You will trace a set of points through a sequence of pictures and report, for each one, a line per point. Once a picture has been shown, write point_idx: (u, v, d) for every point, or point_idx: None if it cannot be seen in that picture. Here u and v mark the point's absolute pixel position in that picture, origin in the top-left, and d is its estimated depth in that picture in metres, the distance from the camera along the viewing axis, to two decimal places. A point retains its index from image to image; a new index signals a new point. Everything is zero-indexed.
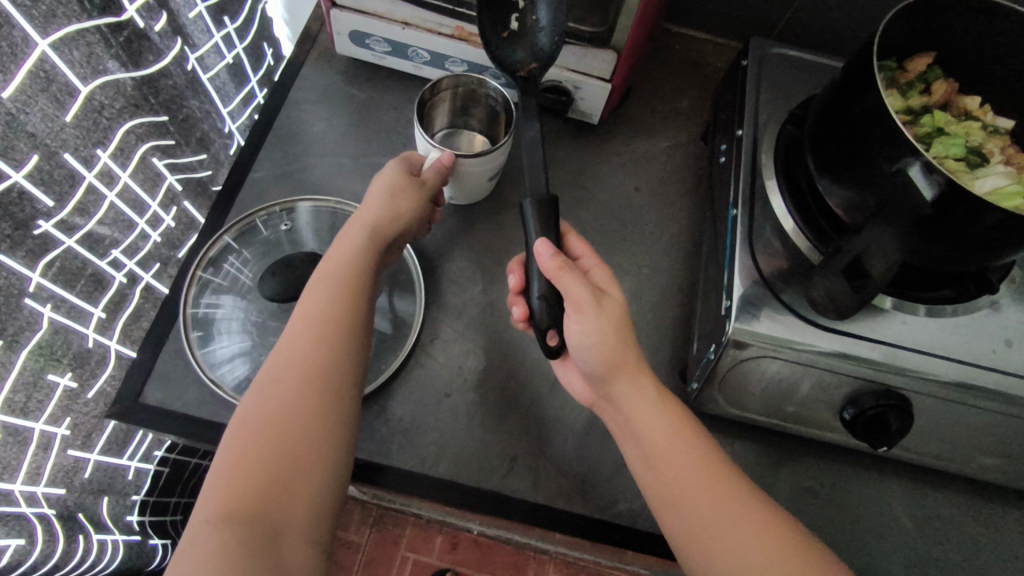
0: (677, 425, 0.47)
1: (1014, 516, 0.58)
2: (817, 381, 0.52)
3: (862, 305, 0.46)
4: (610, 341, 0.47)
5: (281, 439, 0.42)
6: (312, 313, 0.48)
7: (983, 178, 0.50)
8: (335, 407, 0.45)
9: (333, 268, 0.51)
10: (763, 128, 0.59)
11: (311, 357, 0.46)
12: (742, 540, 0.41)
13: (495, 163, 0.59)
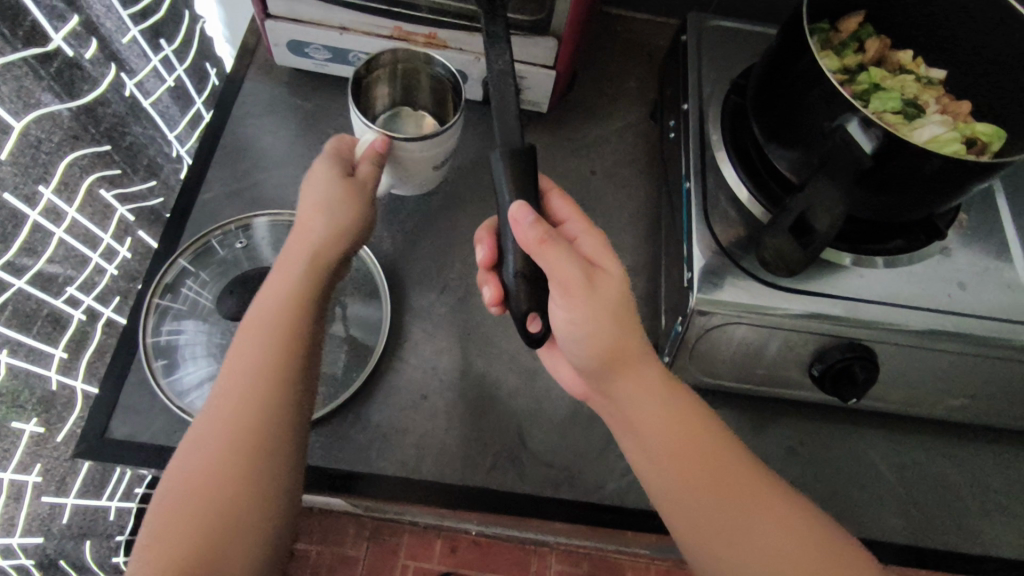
0: (688, 425, 0.45)
1: (984, 452, 0.60)
2: (784, 342, 0.53)
3: (812, 261, 0.47)
4: (607, 335, 0.43)
5: (212, 500, 0.40)
6: (247, 351, 0.45)
7: (921, 128, 0.52)
8: (271, 461, 0.42)
9: (274, 293, 0.47)
10: (708, 100, 0.60)
11: (249, 401, 0.43)
12: (760, 543, 0.41)
13: (436, 146, 0.55)
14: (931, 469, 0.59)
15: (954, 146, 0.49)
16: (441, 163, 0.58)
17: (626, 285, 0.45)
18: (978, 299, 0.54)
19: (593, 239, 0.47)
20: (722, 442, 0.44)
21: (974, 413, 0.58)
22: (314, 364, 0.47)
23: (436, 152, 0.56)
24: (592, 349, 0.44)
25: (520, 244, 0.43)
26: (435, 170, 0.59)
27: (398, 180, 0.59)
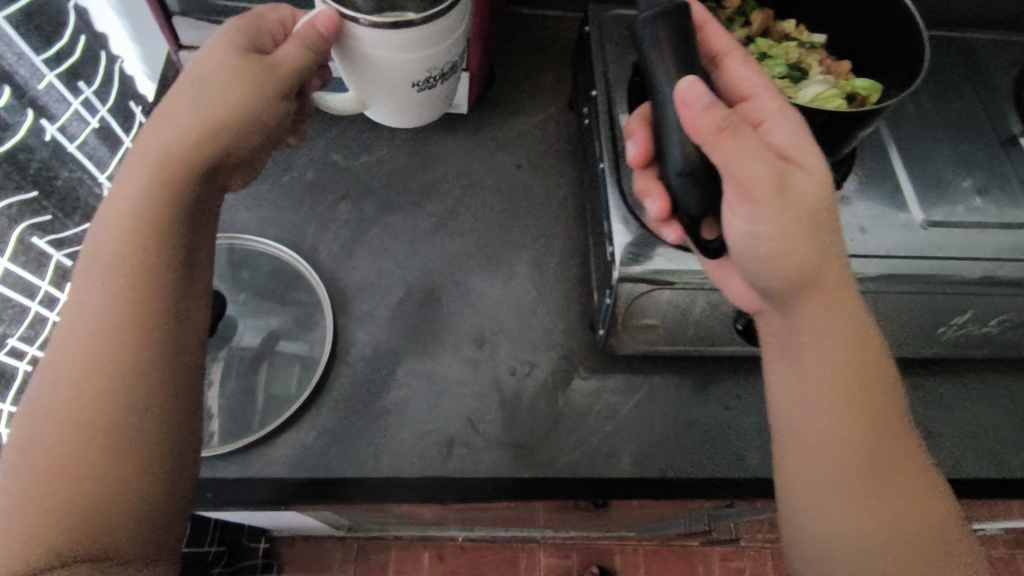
0: (858, 371, 0.41)
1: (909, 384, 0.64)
2: (707, 302, 0.56)
3: (695, 212, 0.51)
4: (808, 245, 0.41)
5: (65, 471, 0.35)
6: (91, 301, 0.38)
7: (805, 89, 0.56)
8: (133, 422, 0.37)
9: (113, 224, 0.39)
10: (614, 84, 0.63)
11: (92, 358, 0.37)
12: (897, 501, 0.40)
13: (398, 43, 0.45)
14: None
15: (835, 103, 0.54)
16: (421, 79, 0.51)
17: (829, 181, 0.42)
18: (879, 241, 0.58)
19: (773, 103, 0.45)
20: (875, 379, 0.41)
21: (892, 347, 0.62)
22: (192, 251, 0.42)
23: (400, 51, 0.46)
24: (782, 263, 0.41)
25: (689, 133, 0.41)
26: (411, 88, 0.52)
27: (367, 96, 0.52)
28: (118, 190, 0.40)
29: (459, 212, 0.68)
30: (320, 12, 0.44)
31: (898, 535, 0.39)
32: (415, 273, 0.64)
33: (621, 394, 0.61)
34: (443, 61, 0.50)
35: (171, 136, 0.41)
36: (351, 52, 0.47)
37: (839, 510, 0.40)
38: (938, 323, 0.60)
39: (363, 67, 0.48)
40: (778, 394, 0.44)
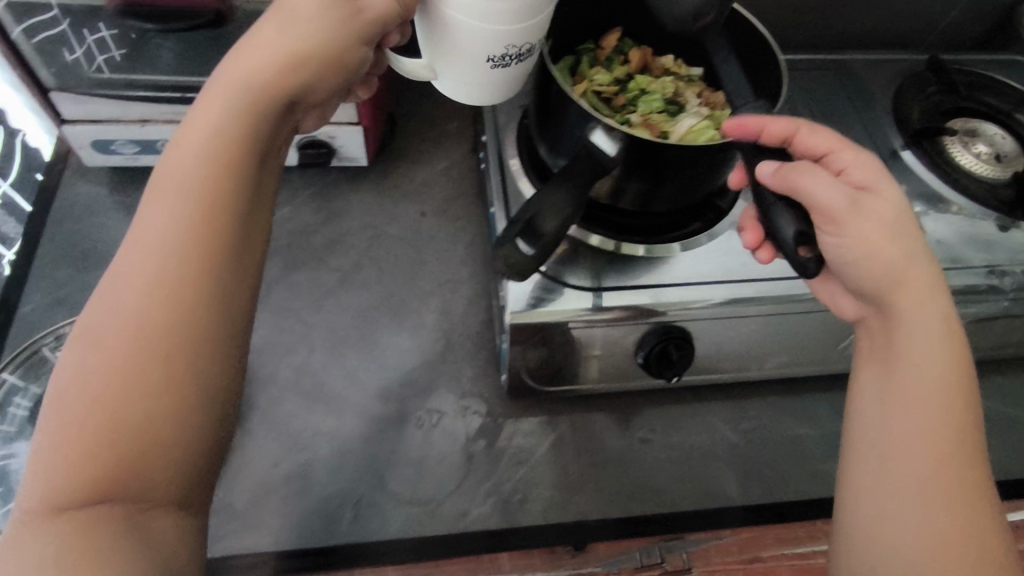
0: (952, 366, 0.41)
1: (820, 402, 0.65)
2: (605, 338, 0.57)
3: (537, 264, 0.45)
4: (889, 251, 0.42)
5: (147, 399, 0.31)
6: (153, 220, 0.34)
7: (682, 122, 0.58)
8: (192, 361, 0.32)
9: (194, 141, 0.36)
10: (504, 128, 0.64)
11: (158, 280, 0.33)
12: (960, 501, 0.38)
13: (475, 12, 0.41)
14: (775, 427, 0.63)
15: (707, 136, 0.56)
16: (495, 55, 0.45)
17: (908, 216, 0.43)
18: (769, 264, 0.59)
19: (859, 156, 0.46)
20: (950, 388, 0.40)
21: (794, 365, 0.63)
22: (257, 197, 0.38)
23: (472, 19, 0.41)
24: (870, 265, 0.42)
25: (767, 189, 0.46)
26: (488, 65, 0.45)
27: (440, 71, 0.48)
28: (202, 104, 0.37)
29: (363, 265, 0.67)
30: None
31: (953, 546, 0.37)
32: (319, 331, 0.63)
33: (532, 437, 0.60)
34: (529, 41, 0.45)
35: (237, 69, 0.38)
36: (434, 15, 0.43)
37: (891, 505, 0.39)
38: (837, 339, 0.61)
39: (443, 34, 0.44)
40: (861, 394, 0.43)
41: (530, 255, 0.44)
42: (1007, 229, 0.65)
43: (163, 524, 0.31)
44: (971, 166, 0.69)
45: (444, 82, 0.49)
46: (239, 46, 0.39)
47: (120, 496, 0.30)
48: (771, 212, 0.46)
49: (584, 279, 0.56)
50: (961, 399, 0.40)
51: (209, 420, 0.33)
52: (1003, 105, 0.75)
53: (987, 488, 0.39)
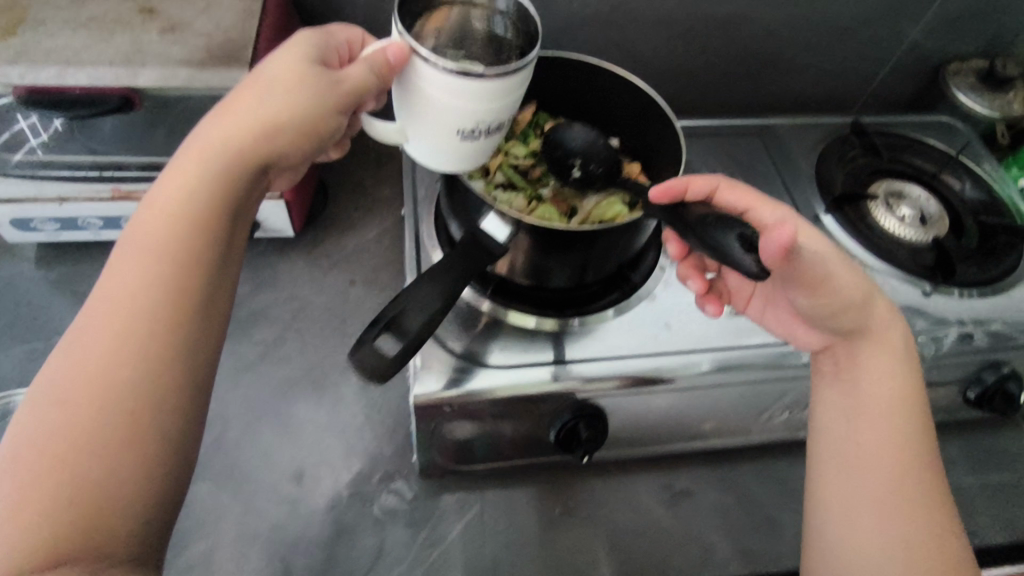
0: (900, 390, 0.49)
1: (744, 472, 0.64)
2: (516, 417, 0.56)
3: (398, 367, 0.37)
4: (833, 296, 0.48)
5: (109, 454, 0.33)
6: (130, 284, 0.37)
7: (592, 197, 0.58)
8: (160, 418, 0.35)
9: (169, 207, 0.39)
10: (422, 202, 0.64)
11: (130, 341, 0.36)
12: (909, 509, 0.46)
13: (454, 87, 0.41)
14: (703, 500, 0.62)
15: (614, 210, 0.56)
16: (466, 128, 0.44)
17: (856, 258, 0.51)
18: (684, 335, 0.59)
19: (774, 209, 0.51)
20: (898, 409, 0.49)
21: (718, 437, 0.63)
22: (227, 259, 0.41)
23: (449, 93, 0.41)
24: (833, 303, 0.49)
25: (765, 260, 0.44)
26: (458, 135, 0.45)
27: (414, 135, 0.47)
28: (174, 171, 0.40)
29: (286, 337, 0.67)
30: (386, 46, 0.41)
31: (916, 550, 0.44)
32: (235, 408, 0.62)
33: (448, 516, 0.59)
34: (501, 117, 0.45)
35: (219, 136, 0.41)
36: (411, 85, 0.43)
37: (860, 520, 0.46)
38: (758, 409, 0.61)
39: (418, 103, 0.44)
40: (827, 417, 0.51)
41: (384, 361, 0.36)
42: (930, 294, 0.65)
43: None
44: (894, 230, 0.70)
45: (417, 147, 0.48)
46: (218, 114, 0.42)
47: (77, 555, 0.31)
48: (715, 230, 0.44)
49: (494, 356, 0.56)
50: (917, 414, 0.49)
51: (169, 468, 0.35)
52: (928, 166, 0.76)
53: (933, 494, 0.47)
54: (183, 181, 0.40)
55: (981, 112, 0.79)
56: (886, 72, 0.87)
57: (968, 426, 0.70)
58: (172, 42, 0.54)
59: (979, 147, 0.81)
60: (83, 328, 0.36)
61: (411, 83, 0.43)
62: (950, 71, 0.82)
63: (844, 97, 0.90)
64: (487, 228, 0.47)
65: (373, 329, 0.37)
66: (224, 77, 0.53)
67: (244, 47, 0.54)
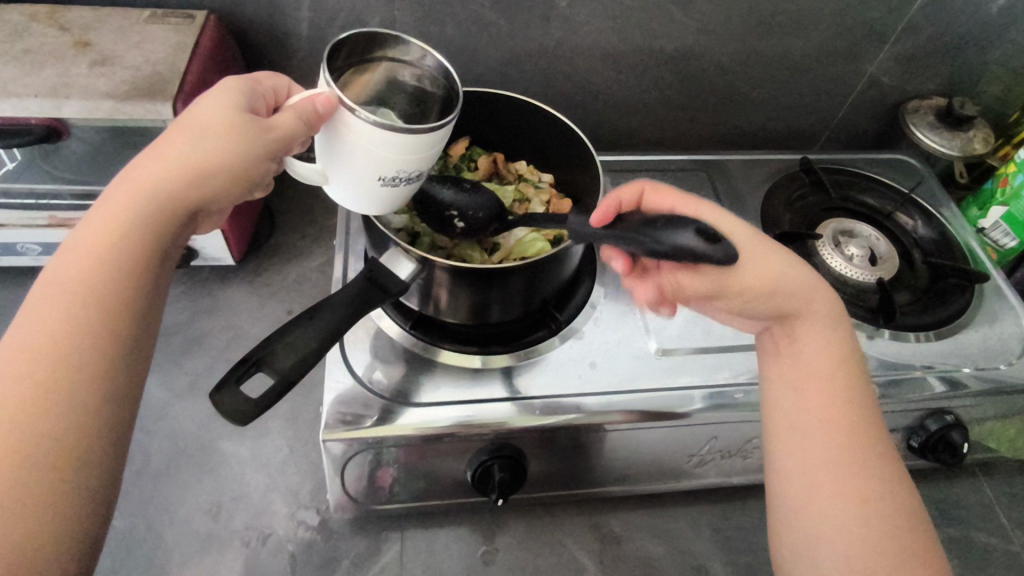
0: (843, 366, 0.47)
1: (672, 517, 0.64)
2: (431, 458, 0.54)
3: (261, 411, 0.37)
4: (772, 275, 0.46)
5: (24, 508, 0.32)
6: (46, 328, 0.35)
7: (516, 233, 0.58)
8: (83, 464, 0.34)
9: (92, 246, 0.37)
10: (352, 234, 0.63)
11: (45, 393, 0.34)
12: (868, 490, 0.44)
13: (385, 141, 0.40)
14: (628, 547, 0.62)
15: (536, 247, 0.56)
16: (388, 176, 0.43)
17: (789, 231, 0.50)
18: (609, 375, 0.58)
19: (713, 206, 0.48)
20: (843, 381, 0.47)
21: (645, 480, 0.61)
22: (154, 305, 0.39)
23: (377, 145, 0.40)
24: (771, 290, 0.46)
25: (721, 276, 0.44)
26: (379, 184, 0.44)
27: (331, 178, 0.45)
28: (99, 207, 0.38)
29: (217, 367, 0.67)
30: (316, 96, 0.40)
31: (874, 522, 0.43)
32: (158, 439, 0.62)
33: (364, 557, 0.59)
34: (425, 168, 0.44)
35: (150, 179, 0.39)
36: (335, 132, 0.42)
37: (819, 500, 0.44)
38: (688, 453, 0.59)
39: (340, 150, 0.42)
40: (777, 395, 0.48)
41: (246, 405, 0.37)
42: (875, 337, 0.64)
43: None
44: (840, 269, 0.68)
45: (332, 189, 0.46)
46: (147, 155, 0.40)
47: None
48: (666, 222, 0.42)
49: (413, 394, 0.54)
50: (861, 382, 0.47)
51: (82, 523, 0.34)
52: (880, 204, 0.76)
53: (890, 471, 0.45)
54: (109, 219, 0.38)
55: (940, 151, 0.77)
56: (848, 107, 0.84)
57: (908, 475, 0.69)
58: (99, 75, 0.55)
59: (933, 186, 0.81)
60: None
61: (336, 131, 0.41)
62: (909, 109, 0.81)
63: (807, 132, 0.87)
64: (392, 266, 0.47)
65: (244, 371, 0.38)
66: (147, 109, 0.54)
67: (170, 80, 0.56)
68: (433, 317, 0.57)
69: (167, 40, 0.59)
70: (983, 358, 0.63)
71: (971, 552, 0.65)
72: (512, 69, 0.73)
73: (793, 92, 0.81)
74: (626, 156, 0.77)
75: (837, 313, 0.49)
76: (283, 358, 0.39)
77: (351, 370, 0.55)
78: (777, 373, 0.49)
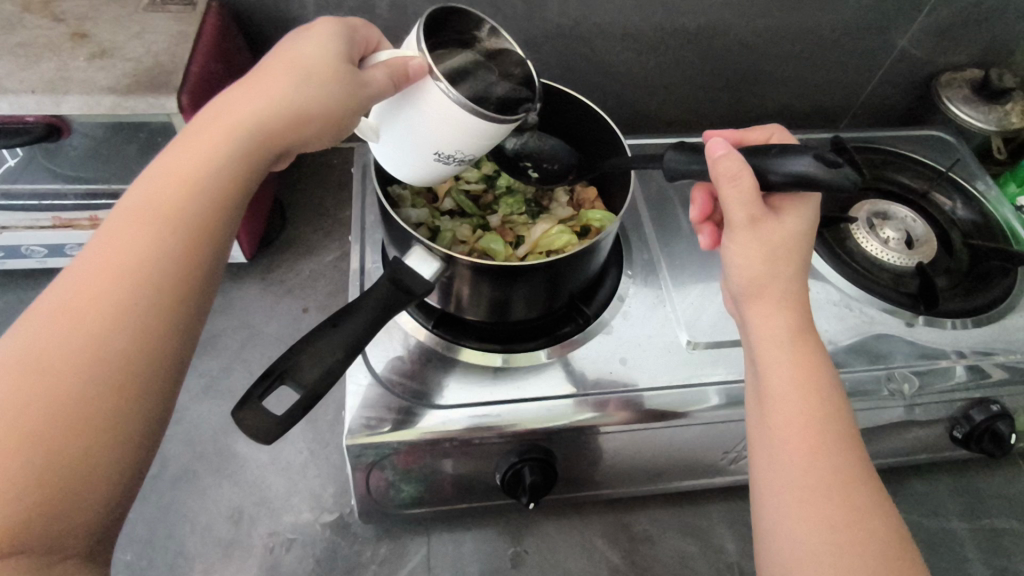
0: (807, 373, 0.42)
1: (703, 514, 0.62)
2: (457, 461, 0.52)
3: (285, 428, 0.35)
4: (747, 272, 0.44)
5: (79, 434, 0.30)
6: (133, 247, 0.34)
7: (538, 224, 0.56)
8: (139, 403, 0.32)
9: (183, 173, 0.36)
10: (369, 227, 0.61)
11: (126, 315, 0.33)
12: (840, 515, 0.38)
13: (462, 119, 0.39)
14: (660, 546, 0.60)
15: (562, 240, 0.53)
16: (445, 153, 0.42)
17: (806, 224, 0.45)
18: (640, 371, 0.55)
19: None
20: (821, 391, 0.42)
21: (677, 477, 0.59)
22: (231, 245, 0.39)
23: (452, 123, 0.39)
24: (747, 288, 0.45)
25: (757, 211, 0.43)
26: (432, 159, 0.43)
27: (386, 137, 0.44)
28: (189, 136, 0.38)
29: (233, 368, 0.65)
30: (407, 59, 0.38)
31: (852, 550, 0.37)
32: (174, 444, 0.61)
33: (390, 561, 0.57)
34: (483, 153, 0.43)
35: (247, 108, 0.39)
36: (409, 98, 0.40)
37: (794, 525, 0.38)
38: (721, 450, 0.57)
39: (409, 117, 0.41)
40: (748, 407, 0.44)
41: (270, 421, 0.35)
42: (914, 324, 0.61)
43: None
44: (874, 254, 0.66)
45: (382, 147, 0.45)
46: (250, 83, 0.40)
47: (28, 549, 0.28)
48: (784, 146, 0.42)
49: (439, 396, 0.52)
50: (841, 395, 0.42)
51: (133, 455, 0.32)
52: (916, 184, 0.73)
53: (868, 492, 0.39)
54: (200, 148, 0.37)
55: (975, 125, 0.73)
56: (878, 82, 0.80)
57: (946, 465, 0.67)
58: (98, 69, 0.52)
59: (970, 165, 0.77)
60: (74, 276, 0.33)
61: (413, 99, 0.40)
62: (942, 82, 0.76)
63: (835, 109, 0.83)
64: (414, 265, 0.44)
65: (269, 384, 0.36)
66: (151, 103, 0.52)
67: (174, 71, 0.53)
68: (457, 314, 0.55)
69: (168, 29, 0.56)
70: None
71: (1014, 544, 0.63)
72: (528, 51, 0.70)
73: (822, 68, 0.77)
74: (648, 139, 0.73)
75: (811, 323, 0.45)
76: (307, 371, 0.37)
77: (373, 372, 0.53)
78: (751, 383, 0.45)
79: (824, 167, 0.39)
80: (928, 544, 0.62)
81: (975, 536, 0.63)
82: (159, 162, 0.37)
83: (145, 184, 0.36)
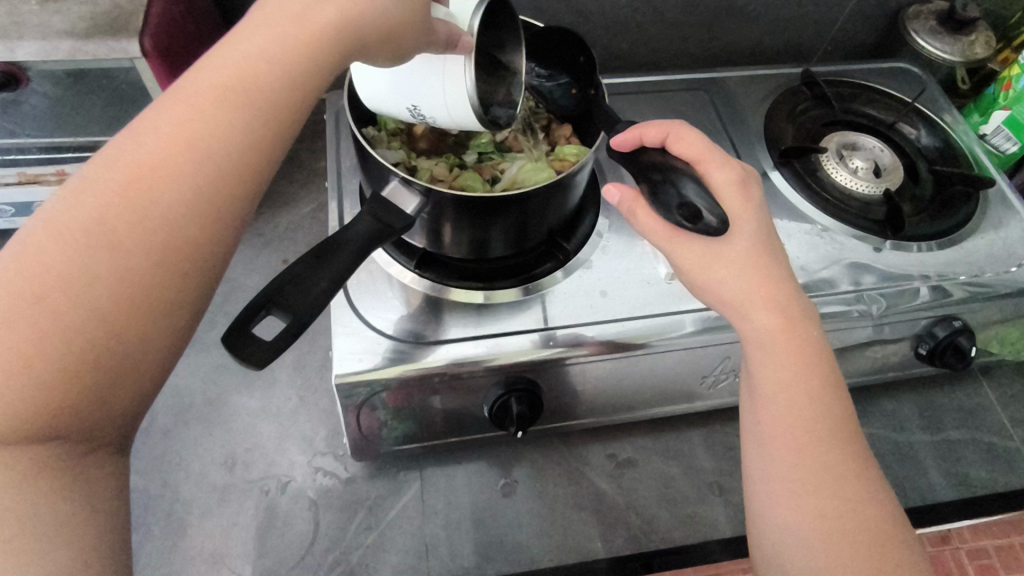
0: (799, 366, 0.45)
1: (684, 438, 0.65)
2: (445, 396, 0.54)
3: (272, 357, 0.36)
4: (727, 288, 0.45)
5: (139, 318, 0.30)
6: (208, 129, 0.32)
7: (511, 160, 0.56)
8: (183, 299, 0.32)
9: (264, 57, 0.34)
10: (344, 174, 0.61)
11: (192, 198, 0.32)
12: (830, 506, 0.42)
13: (460, 107, 0.41)
14: (644, 469, 0.63)
15: (541, 174, 0.53)
16: (420, 113, 0.43)
17: (763, 236, 0.45)
18: (619, 302, 0.57)
19: (727, 167, 0.45)
20: (809, 391, 0.44)
21: (658, 404, 0.62)
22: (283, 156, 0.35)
23: (453, 108, 0.41)
24: (728, 300, 0.46)
25: (662, 228, 0.47)
26: (404, 108, 0.43)
27: None
28: (283, 12, 0.35)
29: (217, 321, 0.66)
30: (460, 32, 0.39)
31: (840, 541, 0.41)
32: (162, 397, 0.61)
33: (384, 498, 0.59)
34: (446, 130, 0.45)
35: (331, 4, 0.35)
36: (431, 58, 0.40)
37: (786, 516, 0.43)
38: (700, 375, 0.59)
39: (413, 68, 0.41)
40: (744, 395, 0.48)
41: (261, 348, 0.36)
42: (881, 250, 0.63)
43: (101, 469, 0.33)
44: (844, 183, 0.67)
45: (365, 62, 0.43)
46: None
47: (68, 432, 0.31)
48: (670, 178, 0.44)
49: (425, 333, 0.53)
50: (831, 391, 0.45)
51: (167, 350, 0.32)
52: (883, 115, 0.74)
53: (854, 477, 0.43)
54: (277, 35, 0.34)
55: (941, 58, 0.74)
56: (847, 17, 0.80)
57: (912, 383, 0.70)
58: (52, 13, 0.50)
59: (936, 96, 0.79)
60: (137, 136, 0.32)
61: (438, 65, 0.40)
62: (909, 15, 0.77)
63: (806, 46, 0.84)
64: (398, 201, 0.44)
65: (256, 314, 0.37)
66: (112, 47, 0.51)
67: (133, 13, 0.51)
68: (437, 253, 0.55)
69: None
70: (989, 264, 0.63)
71: (972, 454, 0.67)
72: None
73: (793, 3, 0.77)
74: (623, 78, 0.73)
75: (798, 323, 0.45)
76: (292, 302, 0.38)
77: (358, 314, 0.53)
78: (745, 373, 0.48)
79: (688, 224, 0.43)
80: (893, 456, 0.66)
81: (937, 447, 0.67)
82: (241, 33, 0.34)
83: (219, 52, 0.34)
